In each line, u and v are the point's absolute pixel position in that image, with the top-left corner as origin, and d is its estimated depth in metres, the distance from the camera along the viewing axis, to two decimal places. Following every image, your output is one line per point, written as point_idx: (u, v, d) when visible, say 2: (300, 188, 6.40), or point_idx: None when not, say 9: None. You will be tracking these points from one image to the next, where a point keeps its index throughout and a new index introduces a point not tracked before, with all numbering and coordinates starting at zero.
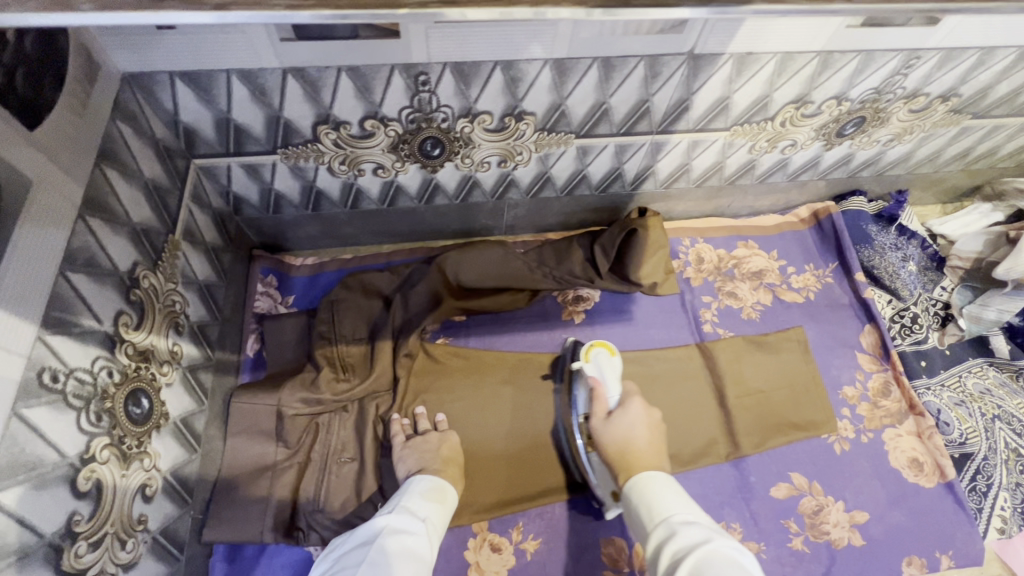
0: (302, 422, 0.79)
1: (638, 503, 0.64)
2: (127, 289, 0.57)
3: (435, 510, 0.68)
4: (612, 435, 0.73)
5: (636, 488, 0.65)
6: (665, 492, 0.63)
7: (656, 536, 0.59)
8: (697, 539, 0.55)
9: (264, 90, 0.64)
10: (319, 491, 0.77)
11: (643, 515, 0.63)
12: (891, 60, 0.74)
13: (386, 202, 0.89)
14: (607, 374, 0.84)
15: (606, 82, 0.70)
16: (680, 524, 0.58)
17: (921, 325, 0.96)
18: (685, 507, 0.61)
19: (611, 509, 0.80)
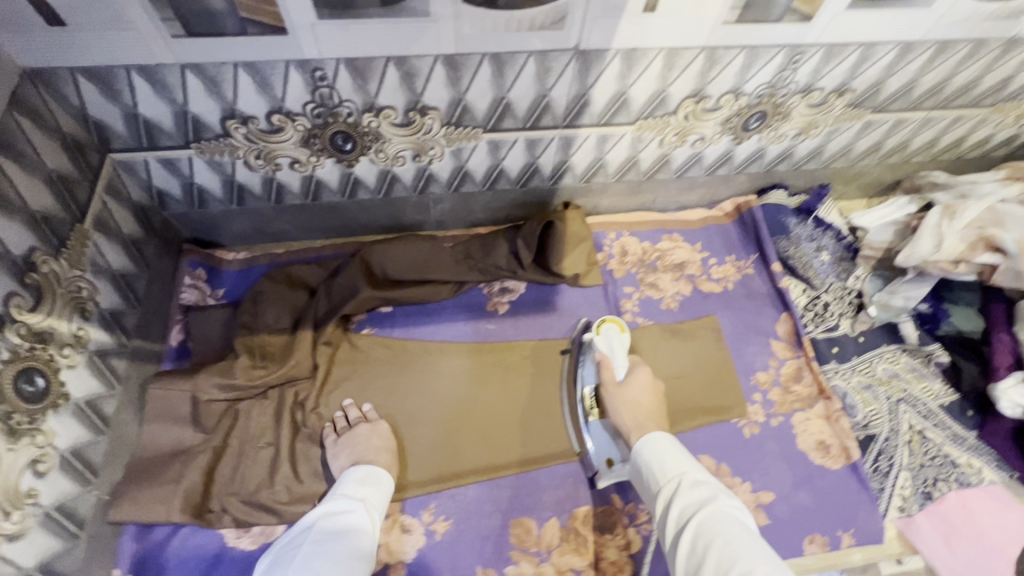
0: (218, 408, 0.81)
1: (647, 464, 0.71)
2: (21, 273, 0.60)
3: (372, 490, 0.75)
4: (619, 402, 0.81)
5: (647, 448, 0.72)
6: (672, 452, 0.70)
7: (666, 493, 0.66)
8: (705, 497, 0.62)
9: (165, 85, 0.68)
10: (234, 475, 0.80)
11: (653, 475, 0.70)
12: (776, 55, 0.77)
13: (310, 196, 0.92)
14: (616, 349, 0.87)
15: (500, 77, 0.74)
16: (689, 485, 0.65)
17: (833, 313, 0.99)
18: (690, 466, 0.68)
19: (604, 477, 0.84)
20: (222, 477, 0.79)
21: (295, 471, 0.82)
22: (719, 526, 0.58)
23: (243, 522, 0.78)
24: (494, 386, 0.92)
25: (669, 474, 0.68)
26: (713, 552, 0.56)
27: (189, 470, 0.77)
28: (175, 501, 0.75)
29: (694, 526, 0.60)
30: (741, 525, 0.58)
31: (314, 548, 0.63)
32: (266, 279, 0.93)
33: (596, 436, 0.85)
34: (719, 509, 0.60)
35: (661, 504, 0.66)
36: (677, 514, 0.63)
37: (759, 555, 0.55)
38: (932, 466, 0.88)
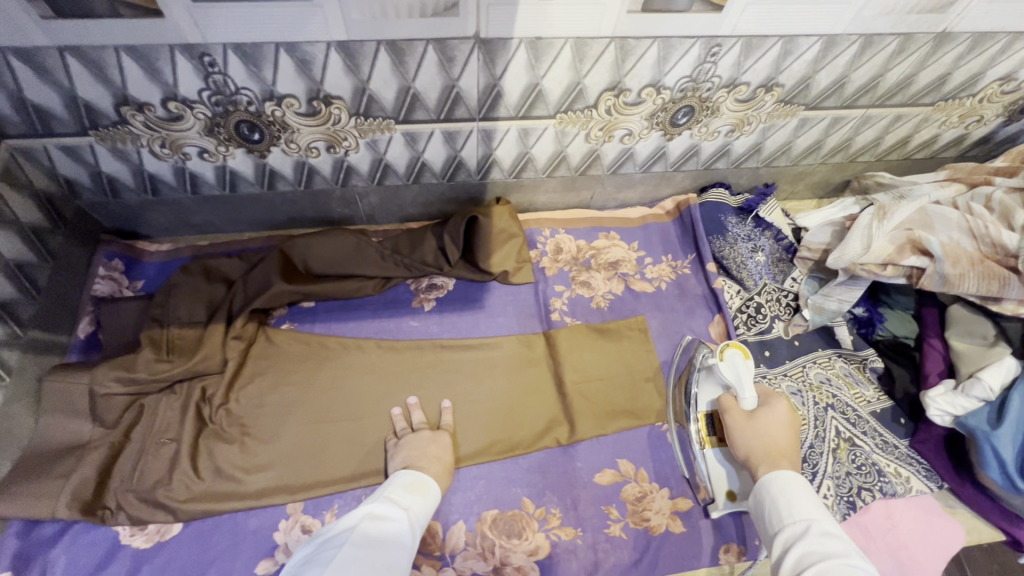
0: (120, 401, 0.79)
1: (771, 500, 0.62)
2: None
3: (426, 500, 0.71)
4: (749, 434, 0.71)
5: (772, 484, 0.63)
6: (806, 497, 0.61)
7: (785, 537, 0.58)
8: (834, 551, 0.53)
9: (48, 69, 0.66)
10: (132, 470, 0.78)
11: (773, 515, 0.61)
12: (692, 47, 0.75)
13: (227, 187, 0.90)
14: (743, 379, 0.76)
15: (401, 66, 0.72)
16: (817, 533, 0.56)
17: (766, 315, 0.97)
18: (822, 515, 0.58)
19: (718, 508, 0.80)
20: (120, 472, 0.77)
21: (195, 467, 0.80)
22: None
23: (137, 519, 0.76)
24: (412, 384, 0.90)
25: (795, 517, 0.59)
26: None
27: (83, 465, 0.75)
28: (67, 493, 0.73)
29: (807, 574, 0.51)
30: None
31: (354, 548, 0.58)
32: (181, 272, 0.91)
33: (712, 466, 0.80)
34: (844, 566, 0.50)
35: (779, 546, 0.58)
36: (793, 560, 0.55)
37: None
38: (857, 475, 0.84)
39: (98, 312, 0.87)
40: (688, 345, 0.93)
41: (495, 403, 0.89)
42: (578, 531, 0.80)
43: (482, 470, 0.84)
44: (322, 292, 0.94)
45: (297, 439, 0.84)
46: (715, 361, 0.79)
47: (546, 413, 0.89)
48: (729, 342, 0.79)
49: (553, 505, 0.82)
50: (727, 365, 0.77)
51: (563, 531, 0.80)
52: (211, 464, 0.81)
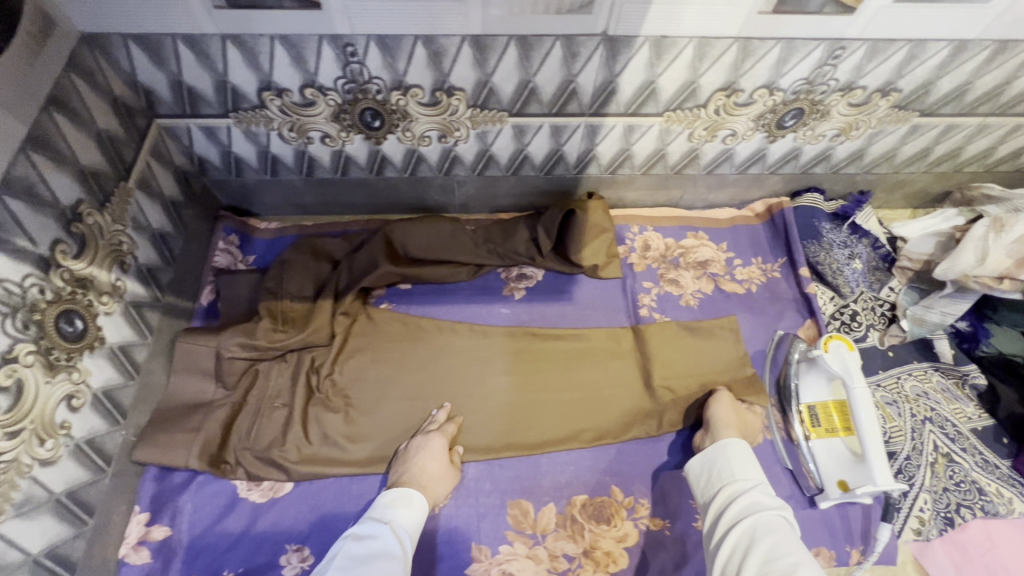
0: (240, 365, 0.86)
1: (724, 460, 0.75)
2: (69, 222, 0.65)
3: (415, 507, 0.74)
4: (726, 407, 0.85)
5: (729, 447, 0.76)
6: (751, 462, 0.74)
7: (732, 488, 0.71)
8: (771, 504, 0.67)
9: (208, 54, 0.72)
10: (249, 430, 0.83)
11: (723, 470, 0.74)
12: (815, 49, 0.74)
13: (339, 171, 0.95)
14: (851, 372, 0.78)
15: (526, 60, 0.74)
16: (760, 491, 0.69)
17: (861, 323, 0.95)
18: (763, 476, 0.72)
19: (827, 499, 0.81)
20: (238, 430, 0.83)
21: (304, 433, 0.84)
22: (775, 530, 0.63)
23: (254, 475, 0.82)
24: (500, 370, 0.93)
25: (745, 475, 0.73)
26: (761, 548, 0.61)
27: (209, 422, 0.82)
28: (197, 446, 0.80)
29: (747, 522, 0.65)
30: (784, 525, 0.64)
31: (341, 573, 0.62)
32: (291, 249, 0.97)
33: (821, 455, 0.83)
34: (778, 518, 0.65)
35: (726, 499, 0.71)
36: (736, 510, 0.68)
37: (807, 560, 0.59)
38: (956, 492, 0.83)
39: (218, 282, 0.94)
40: (782, 337, 0.94)
41: (584, 393, 0.91)
42: (666, 522, 0.82)
43: (570, 457, 0.87)
44: (421, 275, 0.98)
45: (394, 412, 0.89)
46: (819, 353, 0.82)
47: (634, 406, 0.90)
48: (831, 334, 0.82)
49: (641, 495, 0.84)
50: (832, 357, 0.80)
51: (650, 522, 0.82)
52: (317, 429, 0.85)
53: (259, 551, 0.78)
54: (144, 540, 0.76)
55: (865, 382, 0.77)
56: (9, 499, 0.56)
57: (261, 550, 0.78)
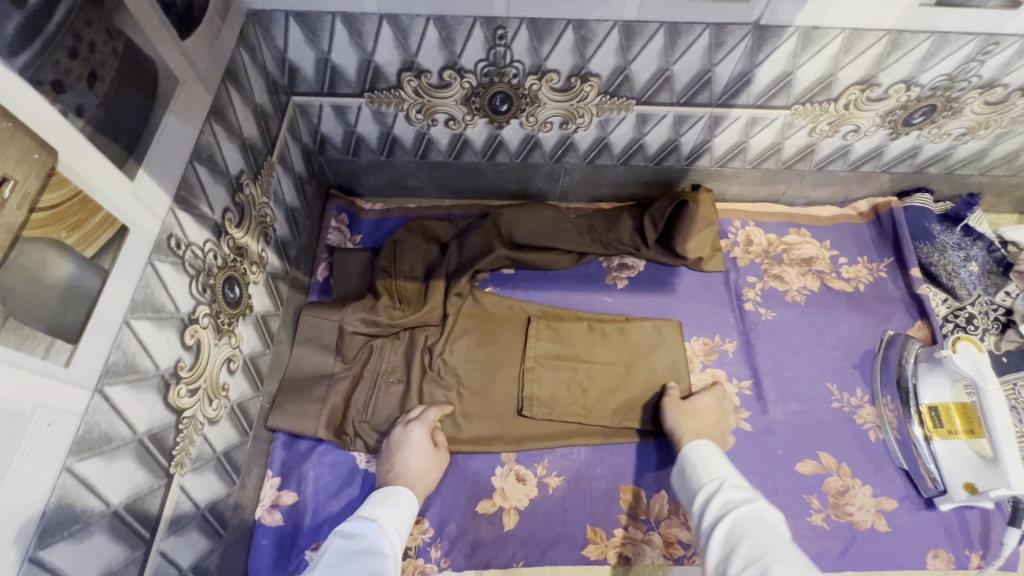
0: (357, 339, 0.87)
1: (691, 467, 0.70)
2: (234, 191, 0.67)
3: (400, 504, 0.71)
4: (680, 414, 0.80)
5: (693, 453, 0.72)
6: (720, 462, 0.69)
7: (704, 494, 0.64)
8: (741, 498, 0.60)
9: (360, 33, 0.73)
10: (368, 404, 0.85)
11: (698, 477, 0.68)
12: (967, 44, 0.73)
13: (453, 154, 0.96)
14: (983, 372, 0.77)
15: (671, 48, 0.74)
16: (728, 487, 0.63)
17: (977, 327, 0.94)
18: (731, 473, 0.66)
19: (950, 500, 0.80)
20: (356, 403, 0.85)
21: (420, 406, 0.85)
22: (754, 525, 0.55)
23: (373, 448, 0.83)
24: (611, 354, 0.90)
25: (712, 476, 0.66)
26: (740, 549, 0.53)
27: (334, 394, 0.84)
28: (325, 416, 0.82)
29: (723, 525, 0.58)
30: (764, 521, 0.56)
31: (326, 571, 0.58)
32: (402, 231, 0.98)
33: (944, 456, 0.81)
34: (755, 512, 0.57)
35: (699, 507, 0.63)
36: (710, 517, 0.60)
37: (786, 550, 0.51)
38: None
39: (333, 259, 0.96)
40: (892, 338, 0.92)
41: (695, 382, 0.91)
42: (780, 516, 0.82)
43: None
44: (528, 261, 1.00)
45: (506, 390, 0.88)
46: (946, 354, 0.81)
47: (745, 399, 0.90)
48: (958, 336, 0.81)
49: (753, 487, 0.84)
50: (961, 357, 0.79)
51: None
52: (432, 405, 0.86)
53: None
54: (277, 504, 0.79)
55: (998, 382, 0.76)
56: (189, 454, 0.59)
57: None
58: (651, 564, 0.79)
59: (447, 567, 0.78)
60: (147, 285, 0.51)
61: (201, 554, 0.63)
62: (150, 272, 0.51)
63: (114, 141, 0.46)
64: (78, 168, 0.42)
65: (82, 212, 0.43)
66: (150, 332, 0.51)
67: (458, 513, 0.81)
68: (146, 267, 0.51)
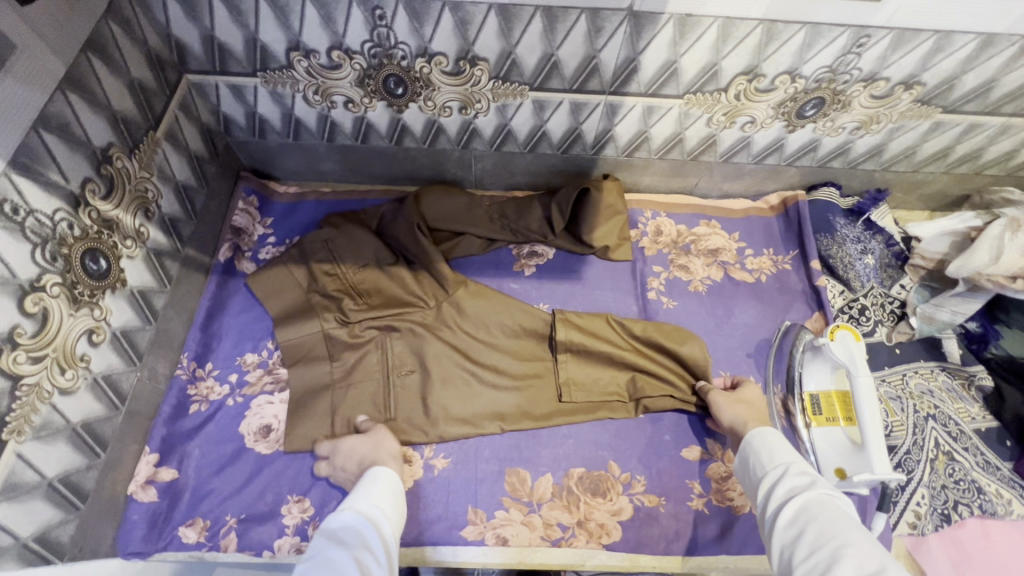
0: (344, 337, 0.87)
1: (755, 453, 0.69)
2: (99, 163, 0.67)
3: (384, 482, 0.69)
4: (734, 405, 0.79)
5: (754, 437, 0.70)
6: (784, 447, 0.67)
7: (768, 479, 0.64)
8: (803, 483, 0.60)
9: (240, 10, 0.73)
10: (387, 403, 0.85)
11: (761, 463, 0.67)
12: (840, 35, 0.74)
13: (359, 138, 0.96)
14: (857, 359, 0.79)
15: (551, 32, 0.75)
16: (793, 474, 0.62)
17: (870, 318, 0.95)
18: (795, 458, 0.65)
19: None
20: (360, 399, 0.85)
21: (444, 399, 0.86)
22: (819, 509, 0.54)
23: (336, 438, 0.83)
24: (593, 327, 0.90)
25: (774, 462, 0.66)
26: (807, 533, 0.53)
27: (340, 402, 0.84)
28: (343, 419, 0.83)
29: (788, 511, 0.57)
30: (830, 502, 0.56)
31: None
32: (331, 227, 0.97)
33: (820, 444, 0.82)
34: (822, 495, 0.57)
35: (763, 491, 0.63)
36: (778, 496, 0.61)
37: (858, 536, 0.50)
38: (954, 489, 0.82)
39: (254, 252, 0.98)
40: (789, 328, 0.93)
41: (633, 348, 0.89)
42: (661, 500, 0.83)
43: (570, 431, 0.87)
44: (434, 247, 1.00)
45: (496, 374, 0.88)
46: (824, 342, 0.83)
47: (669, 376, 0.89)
48: (839, 324, 0.82)
49: (638, 471, 0.85)
50: (837, 345, 0.80)
51: (646, 498, 0.83)
52: (448, 400, 0.85)
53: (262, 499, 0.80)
54: (152, 480, 0.78)
55: (869, 369, 0.78)
56: (30, 421, 0.58)
57: (263, 498, 0.79)
58: (529, 546, 0.79)
59: None
60: None
61: (49, 524, 0.62)
62: None
63: None
64: None
65: None
66: None
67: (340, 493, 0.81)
68: None
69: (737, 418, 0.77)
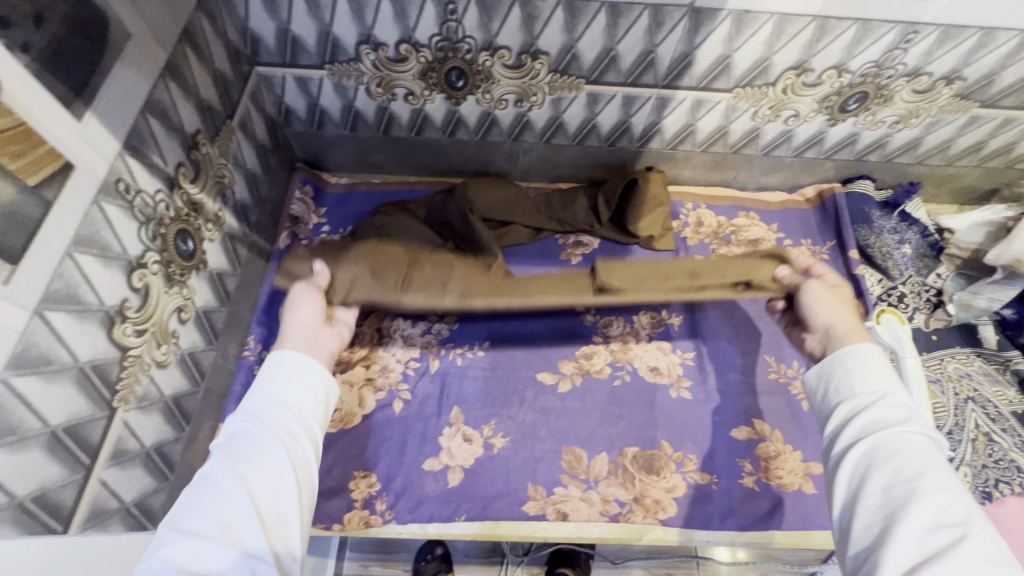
0: (371, 251, 0.85)
1: (843, 370, 0.62)
2: (189, 148, 0.70)
3: (289, 367, 0.59)
4: (827, 304, 0.70)
5: (849, 356, 0.62)
6: (879, 366, 0.60)
7: (854, 404, 0.59)
8: (894, 419, 0.55)
9: (318, 4, 0.77)
10: (398, 284, 0.82)
11: (849, 386, 0.60)
12: (889, 32, 0.78)
13: (415, 129, 1.00)
14: (904, 344, 0.82)
15: (613, 27, 0.79)
16: (885, 404, 0.57)
17: (909, 305, 0.99)
18: (891, 387, 0.58)
19: None
20: (375, 288, 0.80)
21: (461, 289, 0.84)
22: (913, 456, 0.51)
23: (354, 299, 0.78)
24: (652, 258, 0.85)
25: (867, 388, 0.59)
26: (889, 475, 0.51)
27: (349, 269, 0.80)
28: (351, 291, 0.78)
29: (873, 449, 0.53)
30: (925, 455, 0.51)
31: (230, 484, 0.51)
32: (384, 217, 1.00)
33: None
34: (917, 437, 0.53)
35: (844, 414, 0.59)
36: (861, 426, 0.56)
37: (948, 496, 0.48)
38: (995, 468, 0.85)
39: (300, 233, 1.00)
40: None
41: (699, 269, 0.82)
42: (713, 478, 0.86)
43: (622, 413, 0.90)
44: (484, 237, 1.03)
45: (510, 288, 0.84)
46: (871, 326, 0.86)
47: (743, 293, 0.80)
48: (884, 308, 0.86)
49: (690, 451, 0.88)
50: (884, 328, 0.84)
51: (698, 476, 0.86)
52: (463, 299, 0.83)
53: (331, 475, 0.83)
54: None
55: (917, 353, 0.81)
56: (134, 392, 0.61)
57: (332, 475, 0.83)
58: (588, 521, 0.82)
59: (392, 520, 0.81)
60: (93, 223, 0.54)
61: (144, 492, 0.65)
62: (96, 211, 0.54)
63: (61, 82, 0.49)
64: (23, 103, 0.45)
65: (25, 142, 0.45)
66: (93, 267, 0.54)
67: (404, 469, 0.84)
68: (92, 206, 0.54)
69: (838, 320, 0.68)
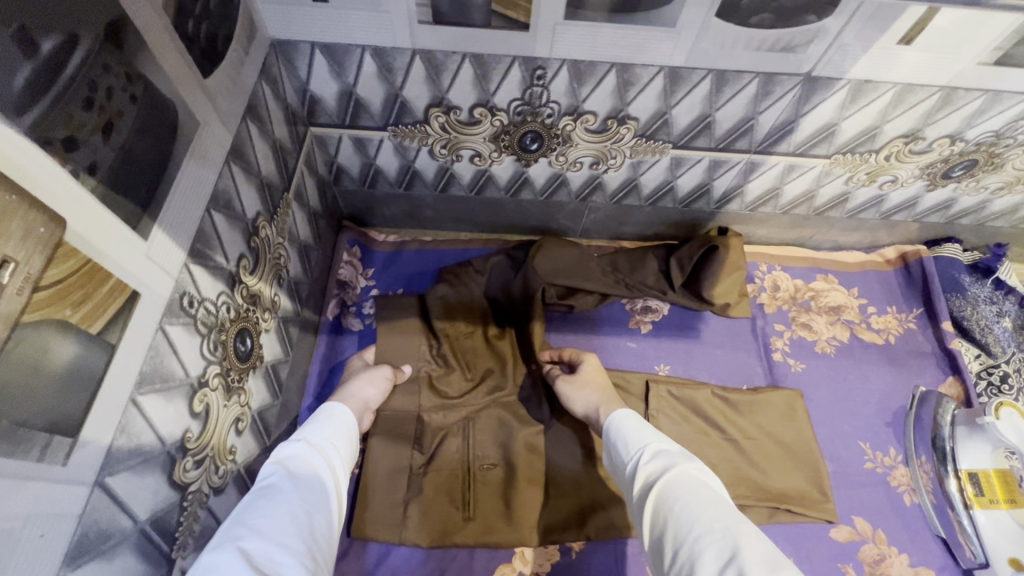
0: (439, 404, 0.82)
1: (615, 438, 0.65)
2: (249, 235, 0.62)
3: (339, 419, 0.64)
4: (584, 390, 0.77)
5: (618, 425, 0.66)
6: (639, 426, 0.65)
7: (630, 466, 0.61)
8: (663, 468, 0.57)
9: (390, 67, 0.68)
10: (465, 507, 0.78)
11: (618, 445, 0.64)
12: (1018, 103, 0.71)
13: (475, 189, 0.91)
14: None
15: (715, 94, 0.71)
16: (649, 455, 0.60)
17: (1012, 386, 0.92)
18: (656, 439, 0.62)
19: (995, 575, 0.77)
20: (451, 493, 0.79)
21: (531, 497, 0.80)
22: (681, 491, 0.53)
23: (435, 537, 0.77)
24: (692, 394, 0.87)
25: (632, 448, 0.62)
26: (669, 517, 0.52)
27: (415, 503, 0.78)
28: (424, 529, 0.77)
29: (652, 501, 0.55)
30: (710, 495, 0.52)
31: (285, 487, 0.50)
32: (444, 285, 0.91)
33: (987, 530, 0.80)
34: (678, 476, 0.55)
35: (629, 476, 0.61)
36: (640, 478, 0.58)
37: (710, 517, 0.49)
38: None
39: (350, 304, 0.93)
40: (925, 396, 0.90)
41: (732, 421, 0.85)
42: None
43: None
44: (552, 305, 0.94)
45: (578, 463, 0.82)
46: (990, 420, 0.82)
47: (790, 450, 0.85)
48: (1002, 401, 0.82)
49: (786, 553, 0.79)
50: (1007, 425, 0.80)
51: None
52: (536, 505, 0.79)
53: None
54: None
55: None
56: (192, 532, 0.53)
57: None
58: None
59: None
60: (156, 354, 0.45)
61: None
62: (160, 338, 0.46)
63: (128, 199, 0.40)
64: (89, 237, 0.37)
65: (92, 283, 0.37)
66: (155, 406, 0.45)
67: None
68: (156, 333, 0.45)
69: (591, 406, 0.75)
